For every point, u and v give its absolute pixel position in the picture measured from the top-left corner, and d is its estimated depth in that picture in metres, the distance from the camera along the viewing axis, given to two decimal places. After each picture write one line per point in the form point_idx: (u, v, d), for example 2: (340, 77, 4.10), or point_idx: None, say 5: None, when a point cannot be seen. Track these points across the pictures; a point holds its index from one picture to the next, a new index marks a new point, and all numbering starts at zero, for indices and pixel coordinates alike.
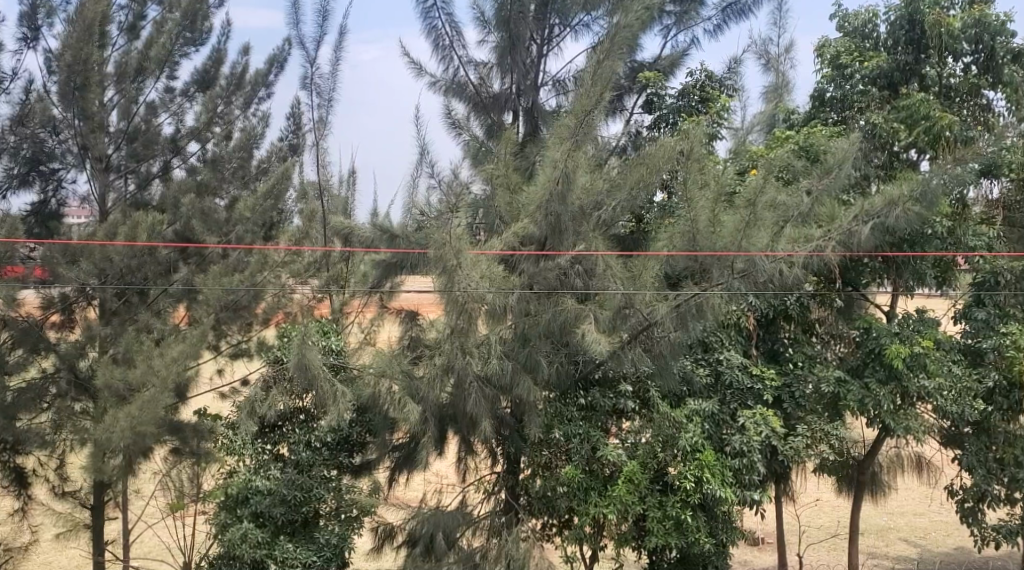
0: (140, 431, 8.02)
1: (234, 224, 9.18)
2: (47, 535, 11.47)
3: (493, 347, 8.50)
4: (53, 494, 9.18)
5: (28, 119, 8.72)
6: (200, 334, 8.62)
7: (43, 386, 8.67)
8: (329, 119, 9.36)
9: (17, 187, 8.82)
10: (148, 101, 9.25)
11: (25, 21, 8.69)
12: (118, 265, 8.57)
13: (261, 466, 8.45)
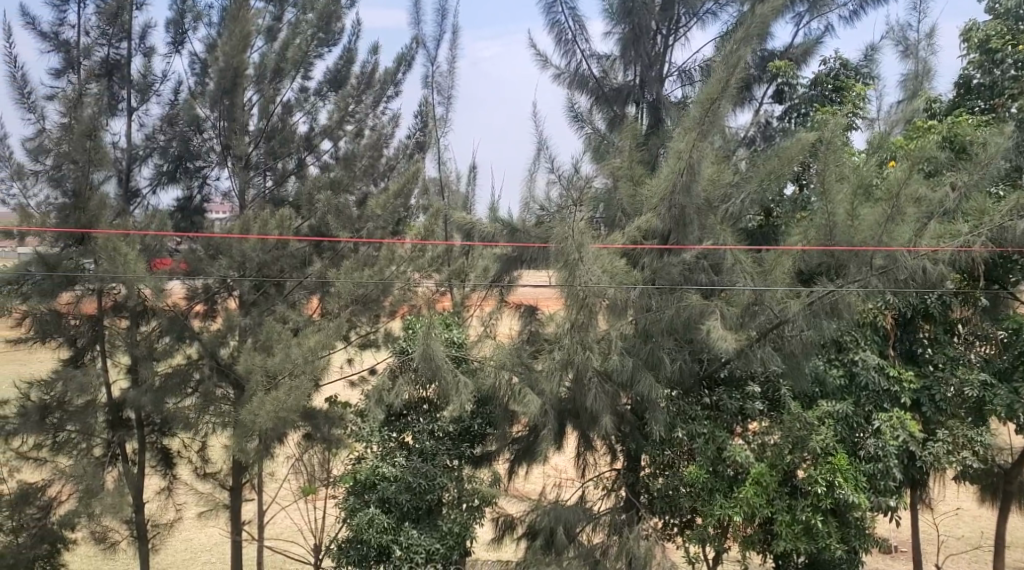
0: (283, 416, 8.42)
1: (365, 221, 9.40)
2: (191, 512, 12.24)
3: (613, 342, 8.46)
4: (195, 474, 9.81)
5: (175, 121, 9.36)
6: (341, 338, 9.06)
7: (188, 371, 9.17)
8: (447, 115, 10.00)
9: (165, 183, 9.38)
10: (285, 101, 9.62)
11: (173, 25, 9.22)
12: (256, 261, 8.99)
13: (387, 453, 8.69)
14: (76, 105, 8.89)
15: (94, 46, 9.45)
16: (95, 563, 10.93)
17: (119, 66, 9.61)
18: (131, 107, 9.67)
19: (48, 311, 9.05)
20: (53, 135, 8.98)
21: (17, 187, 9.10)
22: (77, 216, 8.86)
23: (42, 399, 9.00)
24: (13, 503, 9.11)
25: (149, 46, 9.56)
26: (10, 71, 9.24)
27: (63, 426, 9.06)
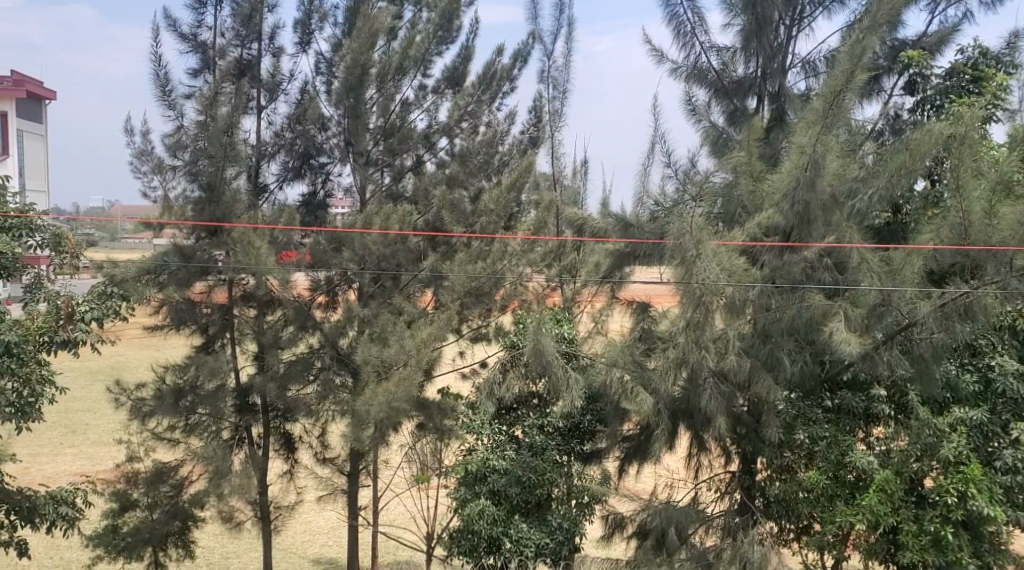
0: (395, 407, 8.59)
1: (478, 216, 9.42)
2: (310, 495, 12.73)
3: (730, 342, 8.31)
4: (316, 459, 10.30)
5: (302, 119, 9.70)
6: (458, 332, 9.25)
7: (309, 360, 9.51)
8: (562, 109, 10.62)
9: (292, 179, 9.86)
10: (403, 98, 9.87)
11: (300, 27, 9.54)
12: (376, 255, 9.25)
13: (497, 446, 8.72)
14: (212, 103, 9.41)
15: (229, 47, 9.89)
16: (222, 541, 11.48)
17: (251, 65, 10.02)
18: (260, 106, 10.07)
19: (183, 299, 9.51)
20: (189, 132, 9.47)
21: (157, 180, 9.66)
22: (211, 209, 9.23)
23: (177, 383, 9.49)
24: (148, 481, 9.65)
25: (278, 46, 9.94)
26: (153, 70, 9.76)
27: (195, 409, 9.53)
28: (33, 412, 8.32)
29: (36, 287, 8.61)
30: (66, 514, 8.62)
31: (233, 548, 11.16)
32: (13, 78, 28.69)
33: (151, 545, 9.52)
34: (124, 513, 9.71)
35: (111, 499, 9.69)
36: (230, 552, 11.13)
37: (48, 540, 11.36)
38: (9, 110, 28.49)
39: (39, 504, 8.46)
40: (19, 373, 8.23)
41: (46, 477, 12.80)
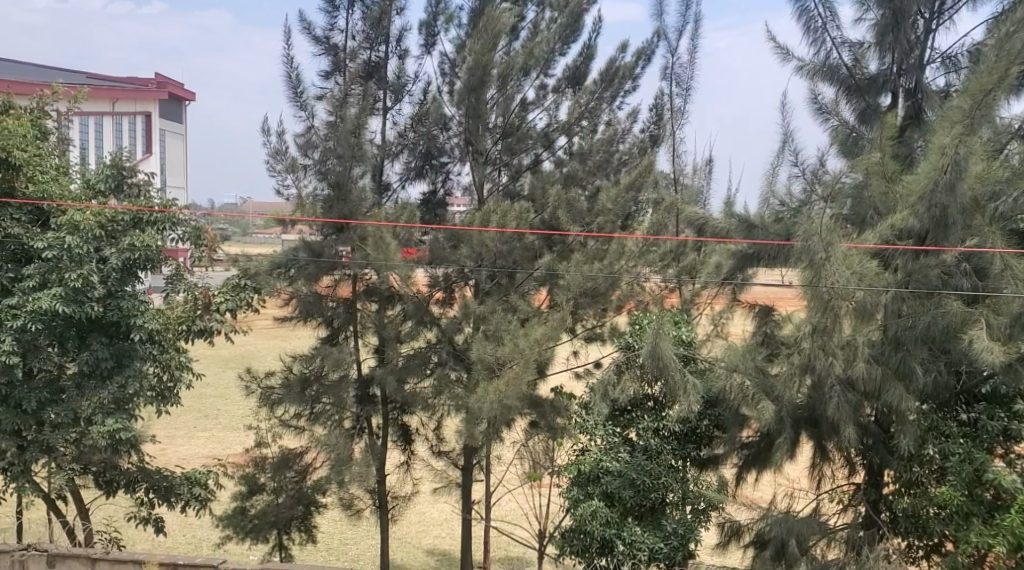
0: (507, 404, 8.66)
1: (596, 215, 9.42)
2: (426, 488, 12.98)
3: (859, 349, 7.84)
4: (431, 451, 10.55)
5: (424, 119, 10.13)
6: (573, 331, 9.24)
7: (427, 354, 9.79)
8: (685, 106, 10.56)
9: (414, 178, 10.24)
10: (523, 98, 10.05)
11: (424, 30, 10.22)
12: (493, 251, 9.32)
13: (610, 447, 8.64)
14: (343, 103, 9.76)
15: (359, 49, 10.17)
16: (341, 527, 11.81)
17: (378, 67, 10.24)
18: (387, 107, 10.32)
19: (310, 293, 9.90)
20: (320, 132, 9.80)
21: (291, 179, 9.93)
22: (339, 206, 9.55)
23: (303, 372, 9.87)
24: (275, 466, 10.00)
25: (404, 48, 10.26)
26: (287, 72, 10.11)
27: (320, 398, 9.83)
28: (172, 395, 8.91)
29: (177, 279, 9.04)
30: (198, 495, 9.00)
31: (352, 535, 11.49)
32: (158, 80, 30.17)
33: (276, 528, 9.87)
34: (252, 497, 10.07)
35: (240, 482, 10.09)
36: (349, 538, 11.44)
37: (183, 519, 11.94)
38: (151, 109, 29.84)
39: (175, 484, 8.91)
40: (160, 358, 8.76)
41: (180, 458, 13.46)
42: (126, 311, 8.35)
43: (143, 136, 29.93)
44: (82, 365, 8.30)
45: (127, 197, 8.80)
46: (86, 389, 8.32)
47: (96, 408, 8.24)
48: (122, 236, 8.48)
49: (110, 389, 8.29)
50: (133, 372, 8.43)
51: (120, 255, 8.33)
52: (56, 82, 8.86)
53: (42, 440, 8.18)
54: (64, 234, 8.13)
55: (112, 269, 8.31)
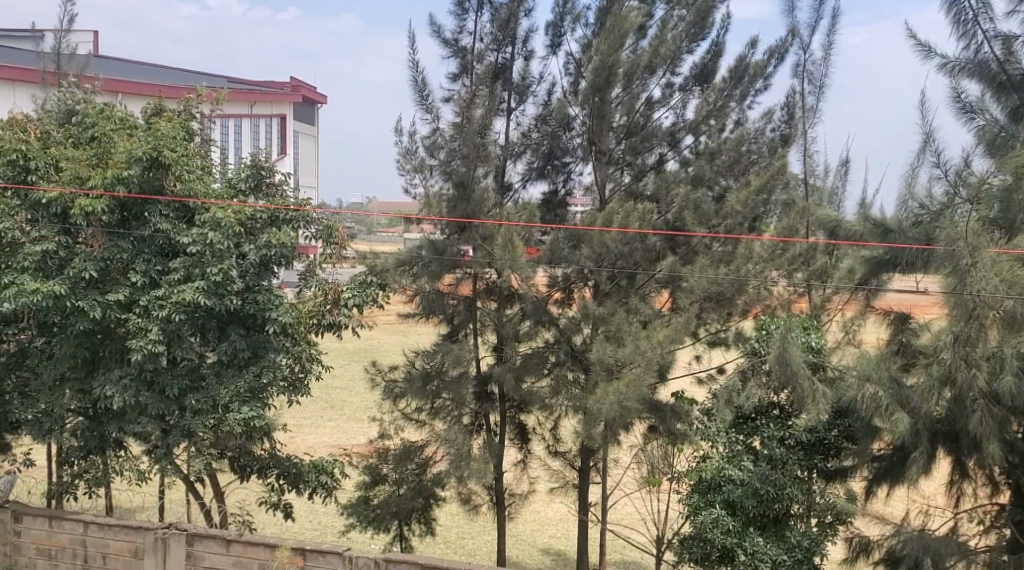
0: (626, 406, 8.54)
1: (722, 217, 9.35)
2: (543, 488, 12.98)
3: (1007, 361, 7.32)
4: (548, 451, 10.55)
5: (549, 119, 10.11)
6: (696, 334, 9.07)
7: (544, 354, 9.82)
8: (817, 105, 10.27)
9: (536, 178, 10.21)
10: (649, 97, 9.94)
11: (551, 30, 10.34)
12: (613, 252, 9.29)
13: (733, 455, 8.40)
14: (469, 105, 9.82)
15: (487, 51, 10.23)
16: (459, 521, 11.92)
17: (505, 69, 10.29)
18: (510, 107, 10.35)
19: (432, 290, 9.98)
20: (445, 133, 9.93)
21: (419, 178, 10.09)
22: (462, 206, 9.59)
23: (425, 367, 9.97)
24: (397, 457, 10.17)
25: (530, 49, 10.32)
26: (413, 75, 10.23)
27: (440, 394, 9.94)
28: (303, 386, 9.07)
29: (308, 275, 9.27)
30: (325, 483, 9.31)
31: (469, 529, 11.59)
32: (293, 84, 31.12)
33: (397, 519, 10.00)
34: (375, 486, 10.27)
35: (364, 472, 10.30)
36: (466, 532, 11.54)
37: (309, 506, 12.27)
38: (287, 111, 30.90)
39: (304, 471, 9.20)
40: (292, 350, 8.99)
41: (308, 446, 13.85)
42: (262, 305, 8.69)
43: (279, 138, 30.87)
44: (221, 355, 8.65)
45: (265, 195, 9.19)
46: (224, 377, 8.66)
47: (233, 396, 8.56)
48: (260, 234, 8.83)
49: (246, 378, 8.62)
50: (268, 362, 8.74)
51: (258, 251, 8.68)
52: (200, 86, 9.25)
53: (184, 425, 8.55)
54: (207, 231, 8.45)
55: (250, 265, 8.67)
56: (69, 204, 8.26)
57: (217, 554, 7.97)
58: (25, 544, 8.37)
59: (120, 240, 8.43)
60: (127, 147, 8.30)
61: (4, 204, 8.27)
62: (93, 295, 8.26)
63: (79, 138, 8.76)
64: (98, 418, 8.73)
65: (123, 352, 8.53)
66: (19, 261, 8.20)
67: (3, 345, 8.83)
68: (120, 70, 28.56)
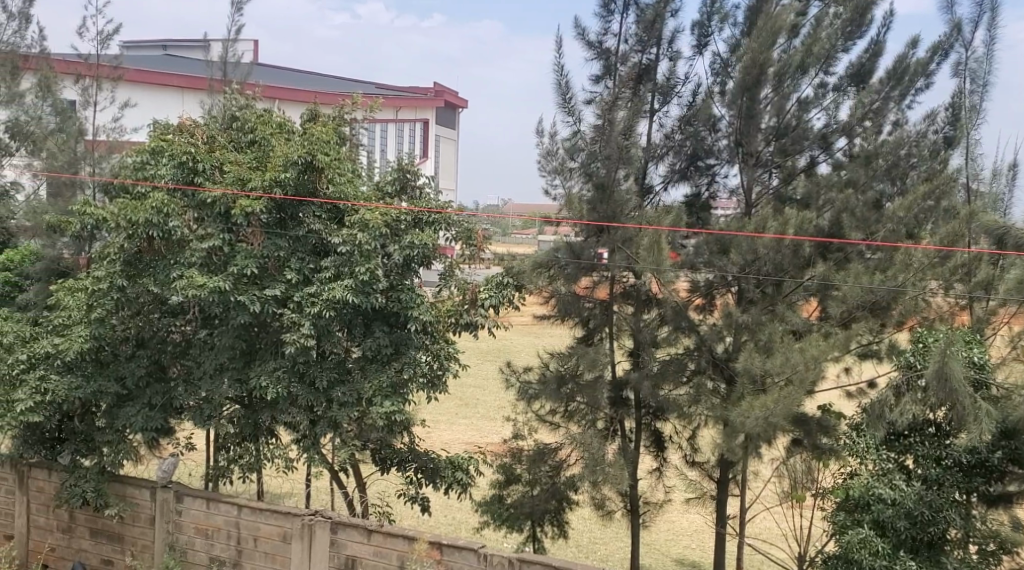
0: (772, 422, 8.32)
1: (882, 224, 9.03)
2: (679, 497, 12.78)
3: None
4: (685, 462, 10.42)
5: (694, 119, 9.94)
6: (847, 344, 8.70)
7: (684, 361, 9.69)
8: None
9: (678, 180, 10.09)
10: (801, 97, 9.58)
11: (699, 29, 10.12)
12: (766, 260, 9.07)
13: (884, 473, 7.99)
14: (612, 107, 9.72)
15: (631, 53, 10.11)
16: (592, 526, 11.80)
17: (650, 69, 10.14)
18: (653, 108, 10.16)
19: (568, 293, 9.91)
20: (586, 136, 9.90)
21: (559, 180, 10.04)
22: (602, 208, 9.55)
23: (560, 369, 9.90)
24: (531, 459, 10.10)
25: (676, 50, 10.16)
26: (558, 78, 10.19)
27: (575, 397, 9.84)
28: (441, 383, 9.11)
29: (448, 275, 9.33)
30: (461, 479, 9.33)
31: (601, 535, 11.49)
32: (438, 88, 31.57)
33: (531, 519, 9.97)
34: (509, 486, 10.28)
35: (498, 471, 10.31)
36: (599, 537, 11.41)
37: (443, 500, 12.42)
38: (430, 116, 31.43)
39: (440, 466, 9.28)
40: (431, 347, 9.14)
41: (443, 442, 14.03)
42: (405, 303, 8.82)
43: (422, 143, 31.51)
44: (366, 351, 8.86)
45: (411, 198, 9.32)
46: (369, 372, 8.84)
47: (376, 391, 8.69)
48: (404, 234, 8.92)
49: (388, 374, 8.78)
50: (409, 359, 8.91)
51: (402, 251, 8.79)
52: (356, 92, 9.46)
53: (331, 416, 8.71)
54: (356, 232, 8.65)
55: (395, 264, 8.83)
56: (230, 205, 8.63)
57: (360, 543, 8.18)
58: (186, 523, 8.79)
59: (277, 239, 8.74)
60: (284, 151, 8.70)
61: (175, 203, 8.56)
62: (254, 291, 8.52)
63: (239, 141, 9.24)
64: (253, 406, 9.04)
65: (277, 345, 8.82)
66: (187, 257, 8.55)
67: (172, 335, 9.28)
68: (274, 75, 29.68)
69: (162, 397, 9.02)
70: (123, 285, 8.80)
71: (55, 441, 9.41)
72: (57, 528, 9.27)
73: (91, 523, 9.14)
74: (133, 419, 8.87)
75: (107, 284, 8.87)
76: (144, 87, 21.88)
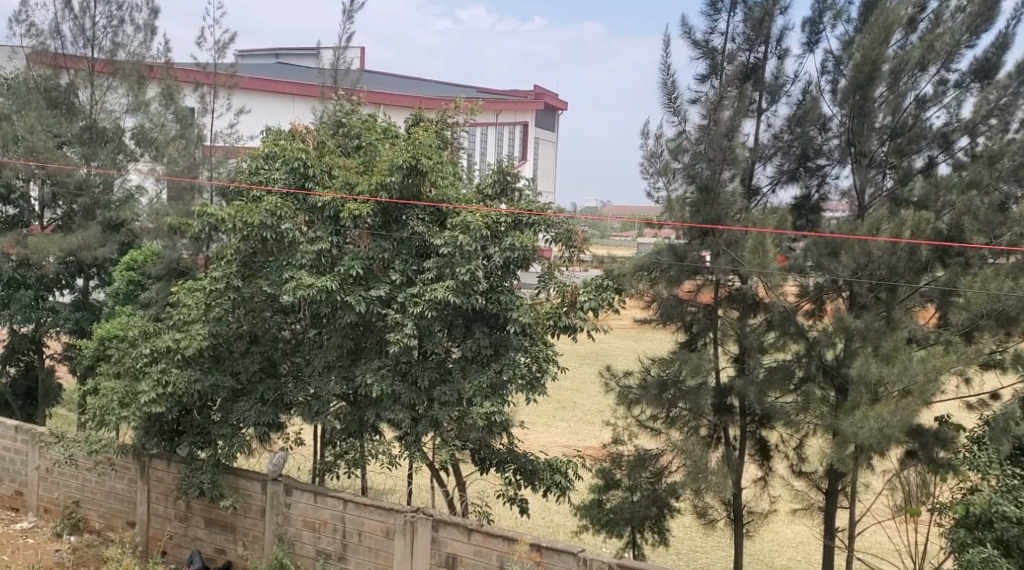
0: (887, 434, 8.06)
1: (1009, 226, 8.49)
2: (784, 508, 12.46)
3: None
4: (792, 471, 10.12)
5: (803, 120, 9.65)
6: (969, 351, 8.28)
7: (791, 368, 9.45)
8: None
9: (786, 182, 9.85)
10: (920, 95, 9.21)
11: (809, 26, 9.84)
12: (879, 262, 8.80)
13: (1009, 489, 7.56)
14: (716, 107, 9.57)
15: (738, 52, 9.92)
16: (692, 534, 11.61)
17: (756, 69, 9.89)
18: (760, 108, 9.90)
19: (671, 296, 9.75)
20: (691, 137, 9.70)
21: (662, 182, 9.85)
22: (705, 211, 9.41)
23: (661, 375, 9.75)
24: (631, 465, 9.97)
25: (785, 48, 9.87)
26: (662, 78, 10.04)
27: (677, 403, 9.67)
28: (541, 386, 9.04)
29: (547, 277, 9.25)
30: (560, 482, 9.31)
31: (702, 544, 11.30)
32: (535, 91, 31.68)
33: (631, 526, 9.85)
34: (608, 490, 10.16)
35: (598, 475, 10.22)
36: (700, 546, 11.21)
37: (542, 503, 12.42)
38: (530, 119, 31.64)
39: (539, 469, 9.25)
40: (530, 349, 9.09)
41: (542, 445, 14.02)
42: (504, 304, 8.91)
43: (522, 145, 31.63)
44: (466, 351, 8.94)
45: (510, 200, 9.34)
46: (469, 372, 8.90)
47: (476, 391, 8.75)
48: (504, 236, 8.95)
49: (488, 375, 8.82)
50: (509, 360, 8.91)
51: (503, 253, 8.84)
52: (459, 97, 9.52)
53: (432, 415, 8.82)
54: (457, 233, 8.68)
55: (495, 265, 8.91)
56: (339, 209, 8.82)
57: (461, 542, 8.20)
58: (294, 516, 8.99)
59: (382, 241, 8.85)
60: (390, 156, 8.80)
61: (288, 206, 8.82)
62: (359, 291, 8.66)
63: (346, 146, 9.43)
64: (358, 403, 9.23)
65: (381, 345, 8.97)
66: (298, 259, 8.77)
67: (281, 333, 9.57)
68: (380, 82, 30.27)
69: (274, 392, 9.28)
70: (239, 286, 9.11)
71: (173, 433, 9.65)
72: (175, 517, 9.61)
73: (206, 513, 9.46)
74: (246, 414, 9.13)
75: (224, 284, 9.12)
76: (259, 94, 22.56)
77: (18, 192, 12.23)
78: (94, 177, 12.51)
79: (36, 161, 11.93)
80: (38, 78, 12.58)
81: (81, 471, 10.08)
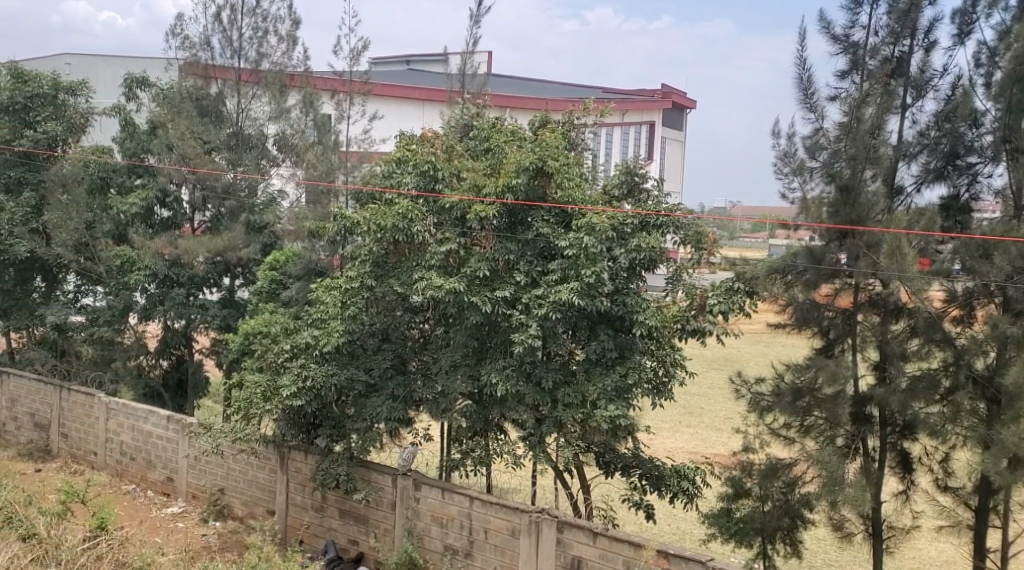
0: None
1: None
2: (928, 525, 11.82)
3: None
4: (937, 486, 9.56)
5: (953, 115, 9.12)
6: None
7: (937, 377, 8.85)
8: None
9: (932, 181, 9.28)
10: None
11: (960, 17, 9.30)
12: None
13: None
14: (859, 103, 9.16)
15: (882, 45, 9.47)
16: (827, 548, 11.18)
17: (901, 63, 9.42)
18: (905, 104, 9.36)
19: (807, 300, 9.34)
20: (829, 133, 9.39)
21: (797, 182, 9.51)
22: (846, 212, 8.98)
23: (796, 382, 9.40)
24: (762, 473, 9.66)
25: (933, 40, 9.34)
26: (800, 74, 9.70)
27: (812, 411, 9.34)
28: (666, 391, 8.97)
29: (675, 279, 9.15)
30: (687, 489, 9.15)
31: (838, 559, 10.83)
32: (665, 90, 31.09)
33: (762, 536, 9.55)
34: (737, 499, 9.90)
35: (727, 483, 9.96)
36: (835, 561, 10.77)
37: (668, 509, 12.22)
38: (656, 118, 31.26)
39: (665, 475, 9.12)
40: (656, 353, 8.99)
41: (668, 451, 13.78)
42: (630, 307, 8.80)
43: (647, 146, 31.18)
44: (590, 353, 8.88)
45: (637, 201, 9.26)
46: (593, 375, 8.84)
47: (601, 393, 8.70)
48: (630, 238, 8.83)
49: (613, 377, 8.75)
50: (633, 364, 8.82)
51: (628, 255, 8.72)
52: (588, 99, 9.52)
53: (555, 416, 8.83)
54: (582, 235, 8.65)
55: (621, 268, 8.77)
56: (466, 210, 8.97)
57: (586, 545, 8.17)
58: (423, 510, 9.18)
59: (507, 242, 8.94)
60: (516, 157, 8.86)
61: (417, 209, 8.96)
62: (486, 292, 8.75)
63: (475, 150, 9.56)
64: (483, 402, 9.27)
65: (506, 345, 9.01)
66: (427, 259, 8.91)
67: (410, 332, 9.81)
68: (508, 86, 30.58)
69: (403, 389, 9.51)
70: (371, 285, 9.26)
71: (309, 425, 9.94)
72: (311, 507, 9.97)
73: (340, 504, 9.77)
74: (378, 410, 9.36)
75: (359, 283, 9.32)
76: (392, 100, 23.20)
77: (173, 196, 13.03)
78: (240, 181, 13.14)
79: (187, 166, 12.78)
80: (190, 89, 13.30)
81: (226, 460, 10.61)
